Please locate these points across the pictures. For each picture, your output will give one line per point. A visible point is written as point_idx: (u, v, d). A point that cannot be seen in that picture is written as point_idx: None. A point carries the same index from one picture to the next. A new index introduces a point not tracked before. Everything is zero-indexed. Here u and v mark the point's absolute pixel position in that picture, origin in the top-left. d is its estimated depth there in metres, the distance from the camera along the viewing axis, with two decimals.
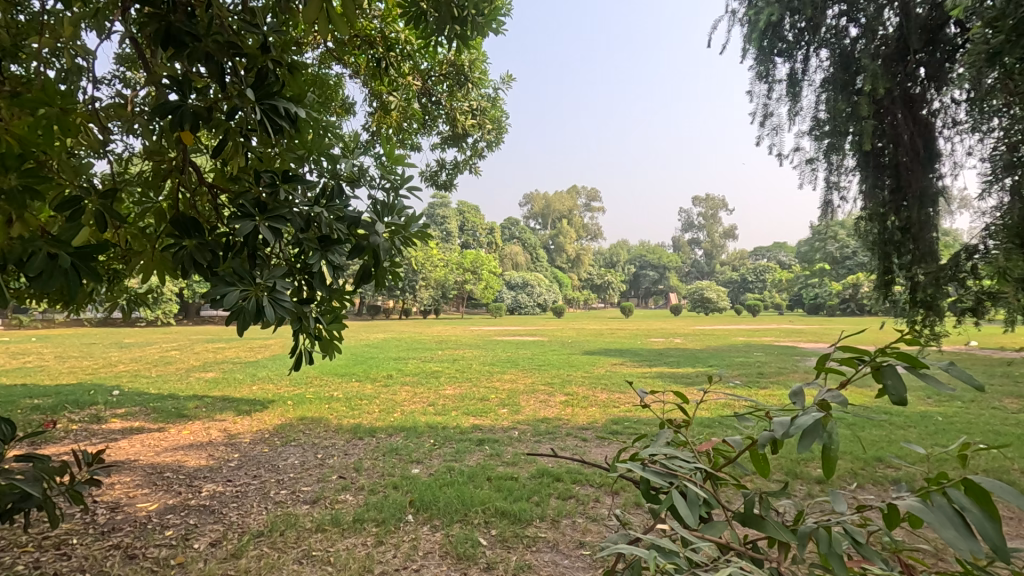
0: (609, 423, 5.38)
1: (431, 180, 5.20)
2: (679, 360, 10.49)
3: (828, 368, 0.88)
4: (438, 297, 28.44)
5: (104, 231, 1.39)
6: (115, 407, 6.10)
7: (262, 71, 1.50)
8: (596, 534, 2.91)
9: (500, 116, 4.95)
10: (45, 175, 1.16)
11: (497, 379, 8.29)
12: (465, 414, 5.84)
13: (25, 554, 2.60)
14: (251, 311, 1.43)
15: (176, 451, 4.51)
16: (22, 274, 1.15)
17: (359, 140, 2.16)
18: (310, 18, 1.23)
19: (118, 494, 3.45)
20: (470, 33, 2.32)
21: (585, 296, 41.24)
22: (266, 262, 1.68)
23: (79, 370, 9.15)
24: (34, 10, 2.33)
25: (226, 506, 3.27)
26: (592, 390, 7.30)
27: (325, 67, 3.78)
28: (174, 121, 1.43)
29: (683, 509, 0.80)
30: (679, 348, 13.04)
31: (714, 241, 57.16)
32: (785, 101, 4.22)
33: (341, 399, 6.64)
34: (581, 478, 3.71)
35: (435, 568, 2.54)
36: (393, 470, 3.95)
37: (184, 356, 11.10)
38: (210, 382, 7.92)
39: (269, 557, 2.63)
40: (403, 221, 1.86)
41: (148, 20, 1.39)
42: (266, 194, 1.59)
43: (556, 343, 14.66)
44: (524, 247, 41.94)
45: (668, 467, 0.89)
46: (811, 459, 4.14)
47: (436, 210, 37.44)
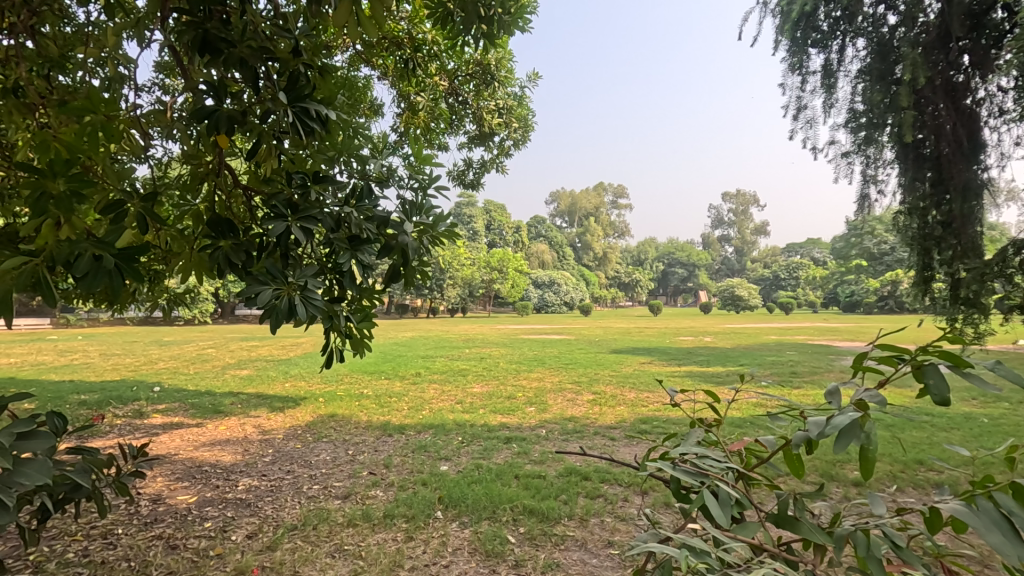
0: (638, 422, 5.33)
1: (458, 180, 5.23)
2: (709, 360, 10.33)
3: (865, 367, 0.85)
4: (465, 296, 28.65)
5: (146, 233, 1.42)
6: (156, 403, 6.33)
7: (293, 73, 1.53)
8: (625, 534, 2.89)
9: (526, 114, 4.95)
10: (91, 180, 1.24)
11: (524, 377, 8.30)
12: (493, 412, 5.86)
13: (75, 543, 2.72)
14: (283, 311, 1.47)
15: (214, 446, 4.65)
16: (69, 275, 1.20)
17: (389, 141, 2.18)
18: (340, 21, 1.25)
19: (160, 487, 3.58)
20: (496, 31, 2.33)
21: (613, 295, 40.93)
22: (298, 261, 1.72)
23: (122, 367, 9.53)
24: (78, 21, 2.42)
25: (261, 500, 3.36)
26: (620, 389, 7.25)
27: (354, 70, 3.83)
28: (211, 125, 1.48)
29: (715, 509, 0.79)
30: (709, 347, 12.82)
31: (745, 238, 55.94)
32: (820, 93, 4.10)
33: (371, 397, 6.74)
34: (610, 478, 3.69)
35: (465, 564, 2.56)
36: (423, 466, 4.00)
37: (220, 354, 11.44)
38: (244, 379, 8.15)
39: (303, 551, 2.69)
40: (431, 220, 1.87)
41: (186, 28, 1.43)
42: (298, 194, 1.63)
43: (582, 343, 14.51)
44: (550, 245, 41.75)
45: (699, 466, 0.88)
46: (848, 461, 4.03)
47: (463, 208, 37.62)
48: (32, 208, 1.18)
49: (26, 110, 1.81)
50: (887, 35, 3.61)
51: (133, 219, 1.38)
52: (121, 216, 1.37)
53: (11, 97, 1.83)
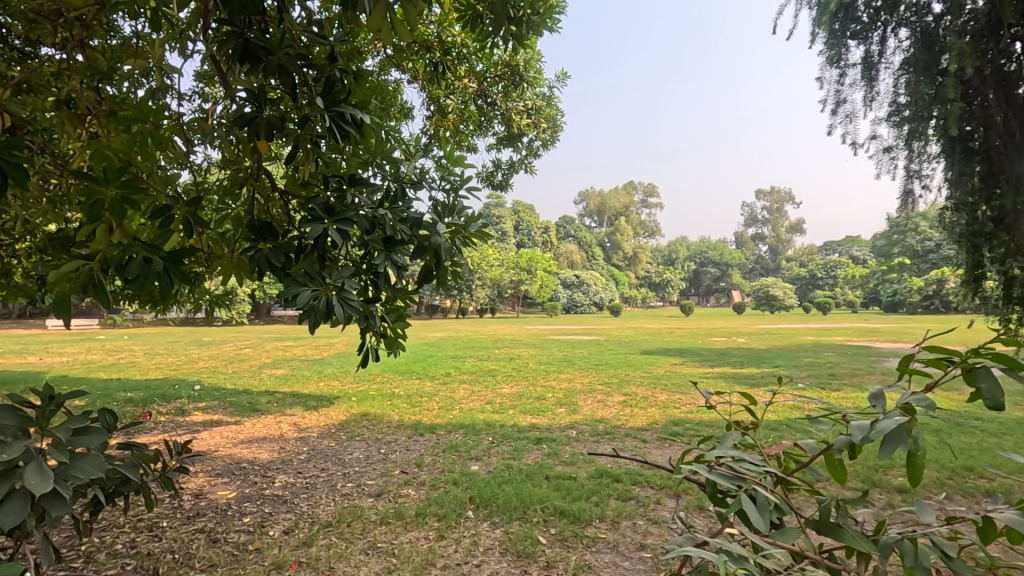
0: (670, 424, 5.26)
1: (487, 181, 5.26)
2: (743, 361, 10.12)
3: (912, 370, 0.81)
4: (494, 297, 28.81)
5: (191, 237, 1.47)
6: (196, 401, 6.55)
7: (329, 79, 1.56)
8: (658, 537, 2.86)
9: (555, 115, 4.95)
10: (141, 186, 1.28)
11: (554, 378, 8.28)
12: (523, 413, 5.87)
13: (123, 535, 2.83)
14: (322, 311, 1.50)
15: (251, 443, 4.79)
16: (122, 278, 1.24)
17: (421, 144, 2.19)
18: (375, 26, 1.27)
19: (201, 482, 3.70)
20: (526, 32, 2.33)
21: (643, 294, 40.52)
22: (334, 263, 1.75)
23: (165, 366, 9.88)
24: (125, 34, 2.53)
25: (297, 497, 3.44)
26: (651, 390, 7.15)
27: (386, 74, 3.89)
28: (251, 131, 1.54)
29: (752, 514, 0.77)
30: (743, 347, 12.58)
31: (780, 235, 54.60)
32: (860, 86, 3.97)
33: (402, 396, 6.84)
34: (641, 480, 3.64)
35: (496, 565, 2.57)
36: (453, 466, 4.03)
37: (256, 354, 11.77)
38: (279, 378, 8.36)
39: (337, 547, 2.74)
40: (464, 221, 1.87)
41: (228, 38, 1.47)
42: (334, 198, 1.67)
43: (612, 343, 14.35)
44: (579, 246, 41.51)
45: (735, 469, 0.86)
46: (892, 466, 3.88)
47: (492, 209, 37.66)
48: (89, 215, 1.23)
49: (78, 120, 1.90)
50: (932, 25, 3.47)
51: (180, 223, 1.43)
52: (169, 221, 1.41)
53: (63, 108, 1.92)
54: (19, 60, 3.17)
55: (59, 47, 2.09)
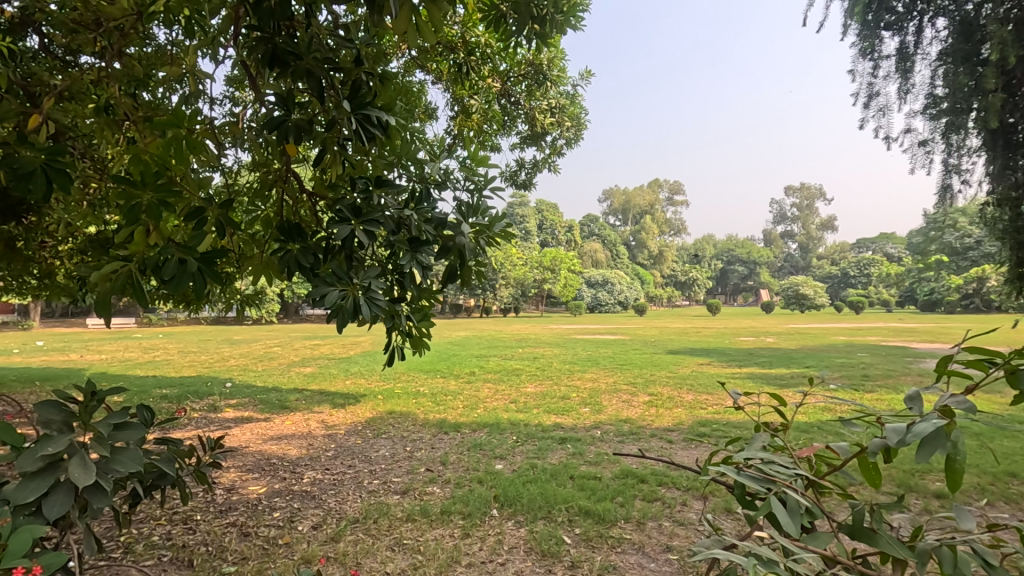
0: (696, 424, 5.18)
1: (510, 181, 5.26)
2: (771, 361, 9.90)
3: (951, 371, 0.79)
4: (518, 296, 28.84)
5: (223, 238, 1.51)
6: (228, 398, 6.72)
7: (356, 83, 1.59)
8: (684, 539, 2.82)
9: (578, 113, 4.94)
10: (176, 189, 1.32)
11: (578, 378, 8.25)
12: (547, 412, 5.86)
13: (159, 526, 2.93)
14: (349, 310, 1.53)
15: (281, 439, 4.89)
16: (159, 278, 1.29)
17: (445, 144, 2.20)
18: (400, 29, 1.28)
19: (233, 477, 3.80)
20: (550, 31, 2.32)
21: (669, 293, 40.04)
22: (361, 263, 1.78)
23: (198, 364, 10.15)
24: (160, 41, 2.61)
25: (325, 493, 3.51)
26: (677, 391, 7.06)
27: (410, 76, 3.92)
28: (280, 134, 1.58)
29: (783, 518, 0.76)
30: (771, 347, 12.33)
31: (810, 233, 53.30)
32: (894, 79, 3.85)
33: (427, 395, 6.90)
34: (667, 481, 3.61)
35: (521, 563, 2.57)
36: (478, 464, 4.05)
37: (285, 352, 12.01)
38: (308, 376, 8.51)
39: (364, 543, 2.78)
40: (488, 220, 1.87)
41: (257, 44, 1.50)
42: (361, 199, 1.69)
43: (637, 343, 14.21)
44: (603, 245, 41.23)
45: (764, 471, 0.84)
46: (929, 471, 3.75)
47: (516, 208, 37.64)
48: (127, 218, 1.28)
49: (116, 126, 1.97)
50: (972, 13, 3.35)
51: (212, 225, 1.47)
52: (202, 223, 1.45)
53: (103, 114, 1.99)
54: (62, 70, 3.31)
55: (99, 56, 2.16)
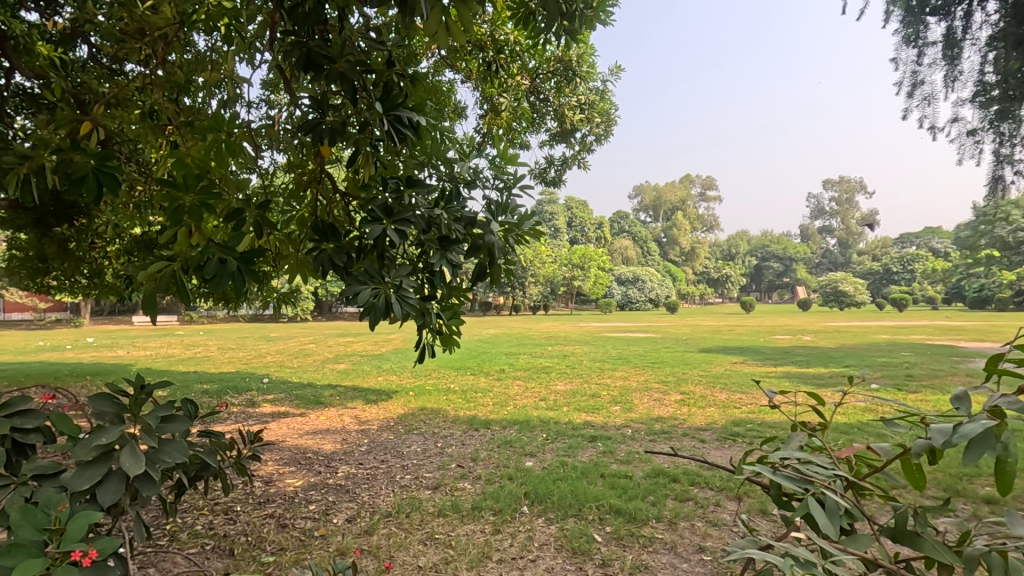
0: (730, 424, 5.08)
1: (540, 178, 5.26)
2: (809, 360, 9.62)
3: (1001, 370, 0.75)
4: (547, 294, 28.80)
5: (260, 238, 1.55)
6: (265, 393, 6.91)
7: (387, 84, 1.61)
8: (718, 540, 2.78)
9: (609, 109, 4.90)
10: (216, 192, 1.37)
11: (609, 376, 8.19)
12: (577, 410, 5.84)
13: (202, 516, 3.04)
14: (381, 308, 1.55)
15: (316, 434, 5.01)
16: (201, 278, 1.34)
17: (475, 143, 2.20)
18: (431, 31, 1.30)
19: (271, 470, 3.91)
20: (579, 27, 2.31)
21: (701, 291, 39.34)
22: (392, 261, 1.80)
23: (236, 360, 10.47)
24: (199, 48, 2.70)
25: (359, 487, 3.58)
26: (710, 389, 6.94)
27: (440, 75, 3.94)
28: (315, 136, 1.62)
29: (821, 519, 0.74)
30: (809, 346, 11.98)
31: (850, 227, 51.55)
32: (940, 66, 3.69)
33: (457, 392, 6.95)
34: (700, 481, 3.55)
35: (551, 560, 2.58)
36: (508, 461, 4.07)
37: (319, 349, 12.30)
38: (341, 373, 8.69)
39: (397, 537, 2.83)
40: (517, 219, 1.87)
41: (293, 48, 1.54)
42: (392, 199, 1.72)
43: (669, 341, 14.01)
44: (634, 241, 40.77)
45: (802, 471, 0.82)
46: (979, 475, 3.59)
47: (545, 205, 37.52)
48: (171, 219, 1.33)
49: (159, 131, 2.04)
50: None
51: (250, 226, 1.51)
52: (240, 224, 1.49)
53: (147, 119, 2.07)
54: (110, 79, 3.45)
55: (144, 63, 2.25)
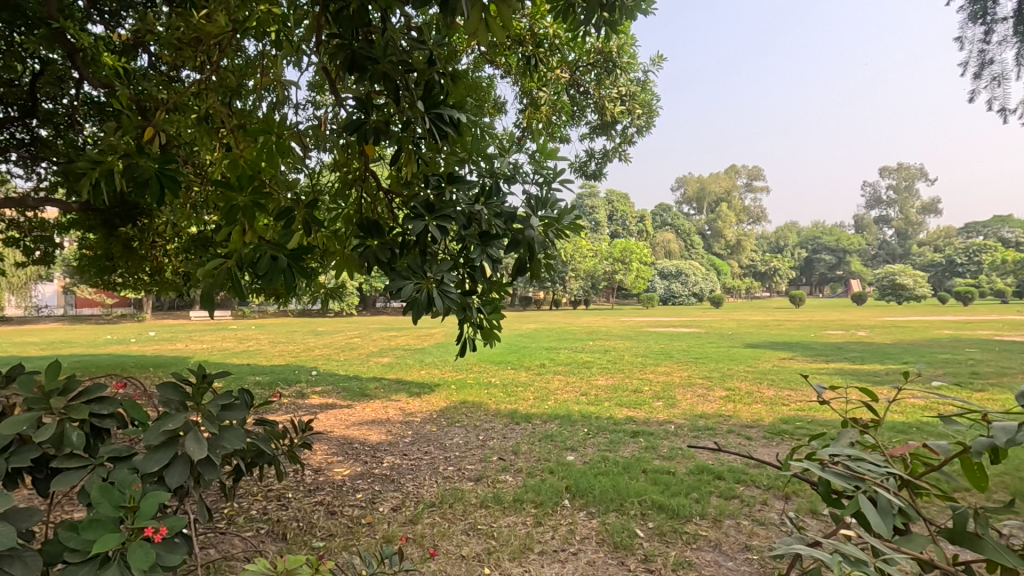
0: (778, 421, 4.93)
1: (580, 171, 5.22)
2: (863, 356, 9.21)
3: None
4: (587, 288, 28.59)
5: (309, 235, 1.60)
6: (314, 386, 7.16)
7: (429, 83, 1.64)
8: (765, 539, 2.71)
9: (650, 100, 4.80)
10: (268, 191, 1.43)
11: (651, 371, 8.08)
12: (618, 405, 5.79)
13: (257, 502, 3.18)
14: (423, 303, 1.58)
15: (362, 425, 5.16)
16: (254, 274, 1.40)
17: (514, 138, 2.20)
18: (471, 29, 1.31)
19: (320, 459, 4.06)
20: (619, 17, 2.28)
21: (747, 284, 38.21)
22: (434, 257, 1.83)
23: (286, 353, 10.88)
24: (250, 52, 2.80)
25: (404, 477, 3.67)
26: (757, 386, 6.75)
27: (480, 72, 3.96)
28: (360, 136, 1.67)
29: (872, 517, 0.72)
30: (863, 341, 11.47)
31: (909, 217, 48.88)
32: (1011, 44, 3.46)
33: (498, 386, 7.02)
34: (746, 479, 3.46)
35: (593, 554, 2.58)
36: (549, 455, 4.07)
37: (364, 343, 12.64)
38: (386, 366, 8.90)
39: (441, 526, 2.88)
40: (557, 213, 1.86)
41: (338, 50, 1.59)
42: (434, 195, 1.75)
43: (713, 335, 13.69)
44: (677, 234, 39.95)
45: (852, 468, 0.80)
46: None
47: (586, 198, 37.17)
48: (227, 218, 1.40)
49: (213, 134, 2.14)
50: None
51: (300, 224, 1.56)
52: (290, 222, 1.54)
53: (203, 124, 2.17)
54: (168, 86, 3.64)
55: (200, 70, 2.36)
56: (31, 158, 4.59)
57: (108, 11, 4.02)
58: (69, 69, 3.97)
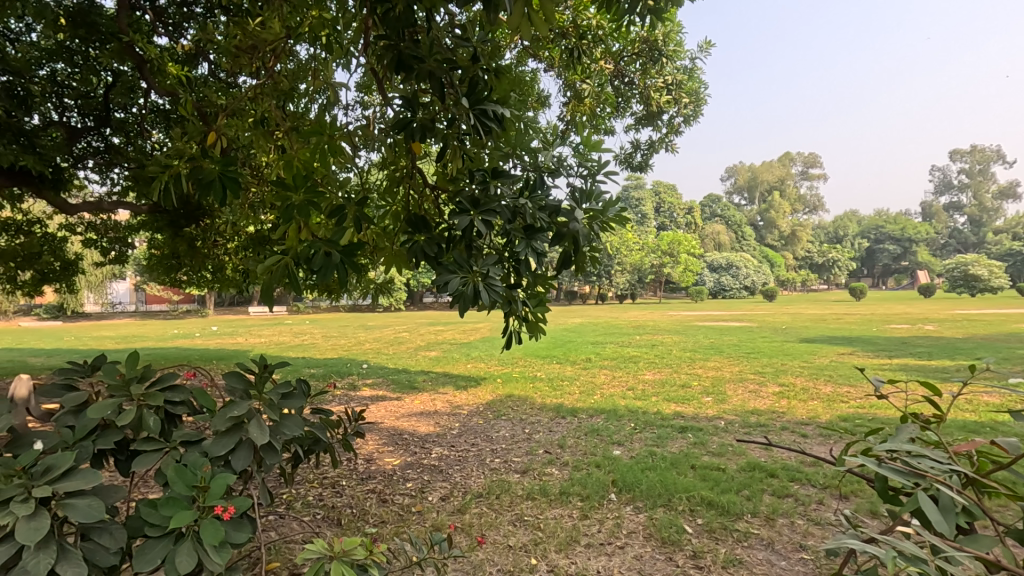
0: (836, 418, 4.73)
1: (625, 163, 5.15)
2: (931, 351, 8.70)
3: None
4: (634, 282, 28.18)
5: (360, 232, 1.65)
6: (365, 378, 7.39)
7: (473, 79, 1.65)
8: (820, 539, 2.62)
9: (698, 88, 4.68)
10: (322, 190, 1.48)
11: (700, 366, 7.90)
12: (666, 400, 5.70)
13: (313, 488, 3.32)
14: (469, 296, 1.62)
15: (412, 417, 5.28)
16: (310, 270, 1.46)
17: (558, 131, 2.19)
18: (513, 23, 1.32)
19: (372, 449, 4.19)
20: (663, 4, 2.22)
21: (803, 277, 36.64)
22: (480, 251, 1.85)
23: (339, 347, 11.26)
24: (301, 56, 2.90)
25: (452, 468, 3.75)
26: (813, 382, 6.49)
27: (523, 67, 3.97)
28: (407, 134, 1.71)
29: (932, 515, 0.70)
30: (931, 336, 10.82)
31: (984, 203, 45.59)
32: None
33: (544, 380, 7.04)
34: (801, 477, 3.35)
35: (640, 548, 2.56)
36: (596, 449, 4.06)
37: (412, 337, 12.93)
38: (433, 360, 9.08)
39: (488, 516, 2.93)
40: (601, 206, 1.85)
41: (385, 51, 1.64)
42: (479, 190, 1.77)
43: (767, 329, 13.24)
44: (727, 226, 38.76)
45: (911, 464, 0.77)
46: None
47: (632, 190, 36.57)
48: (284, 216, 1.47)
49: (269, 136, 2.23)
50: None
51: (351, 221, 1.61)
52: (343, 219, 1.59)
53: (259, 127, 2.26)
54: (226, 92, 3.82)
55: (257, 76, 2.47)
56: (106, 164, 4.92)
57: (171, 23, 4.25)
58: (138, 80, 4.23)
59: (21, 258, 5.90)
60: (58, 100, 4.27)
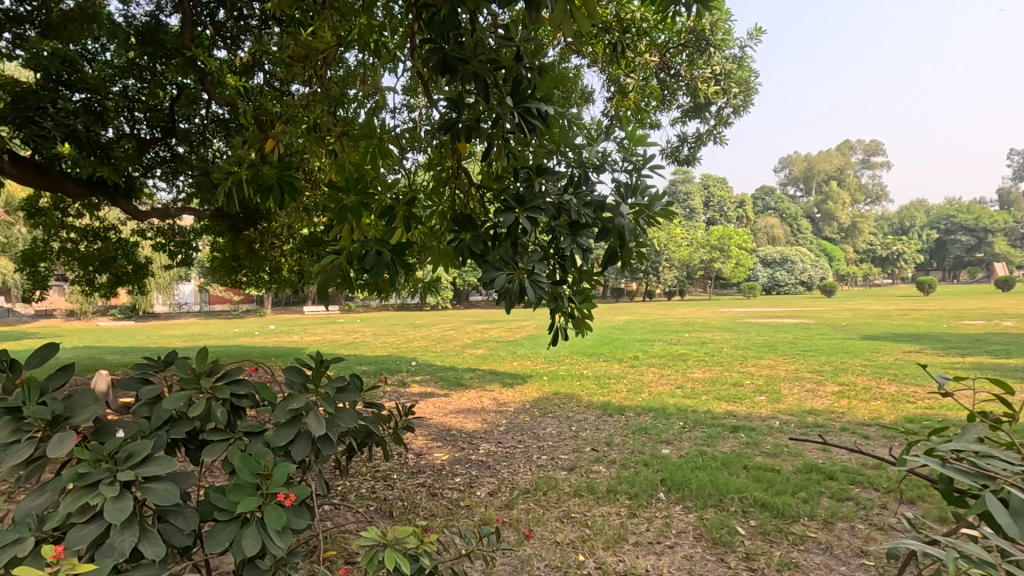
0: (901, 420, 4.48)
1: (672, 157, 5.04)
2: (1010, 349, 8.08)
3: None
4: (683, 278, 27.54)
5: (409, 231, 1.68)
6: (414, 375, 7.54)
7: (517, 78, 1.67)
8: (883, 544, 2.50)
9: (748, 77, 4.53)
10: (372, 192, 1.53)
11: (753, 364, 7.64)
12: (717, 399, 5.54)
13: (366, 481, 3.42)
14: (515, 293, 1.63)
15: (459, 413, 5.36)
16: (362, 269, 1.52)
17: (602, 127, 2.17)
18: (555, 21, 1.33)
19: (421, 444, 4.28)
20: None
21: (865, 271, 34.76)
22: (525, 249, 1.86)
23: (388, 345, 11.53)
24: (350, 61, 2.99)
25: (499, 464, 3.78)
26: (876, 381, 6.16)
27: (566, 63, 3.95)
28: (453, 135, 1.74)
29: (1002, 518, 0.66)
30: (1010, 333, 10.04)
31: None
32: None
33: (591, 377, 6.98)
34: (862, 480, 3.19)
35: (690, 548, 2.51)
36: (644, 448, 4.01)
37: (459, 335, 13.08)
38: (480, 357, 9.16)
39: (535, 512, 2.94)
40: (647, 200, 1.81)
41: (431, 54, 1.67)
42: (524, 188, 1.78)
43: (825, 326, 12.66)
44: (781, 219, 37.28)
45: (980, 465, 0.73)
46: None
47: (681, 184, 35.72)
48: (337, 217, 1.53)
49: (321, 142, 2.31)
50: None
51: (401, 221, 1.65)
52: (392, 220, 1.63)
53: (312, 133, 2.35)
54: (280, 100, 3.99)
55: (309, 84, 2.56)
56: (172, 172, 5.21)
57: (230, 37, 4.47)
58: (200, 92, 4.47)
59: (98, 263, 6.44)
60: (131, 115, 4.52)
